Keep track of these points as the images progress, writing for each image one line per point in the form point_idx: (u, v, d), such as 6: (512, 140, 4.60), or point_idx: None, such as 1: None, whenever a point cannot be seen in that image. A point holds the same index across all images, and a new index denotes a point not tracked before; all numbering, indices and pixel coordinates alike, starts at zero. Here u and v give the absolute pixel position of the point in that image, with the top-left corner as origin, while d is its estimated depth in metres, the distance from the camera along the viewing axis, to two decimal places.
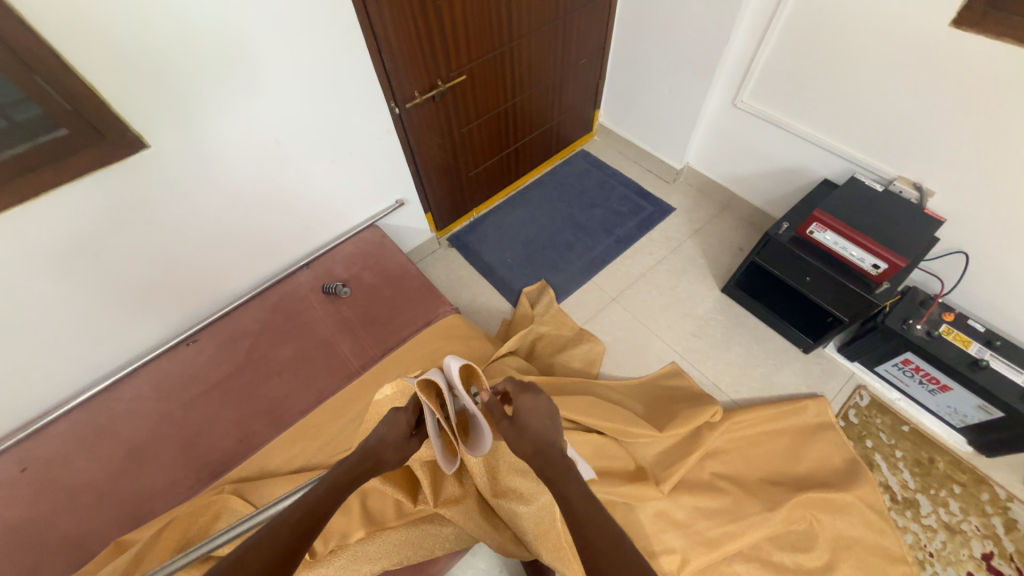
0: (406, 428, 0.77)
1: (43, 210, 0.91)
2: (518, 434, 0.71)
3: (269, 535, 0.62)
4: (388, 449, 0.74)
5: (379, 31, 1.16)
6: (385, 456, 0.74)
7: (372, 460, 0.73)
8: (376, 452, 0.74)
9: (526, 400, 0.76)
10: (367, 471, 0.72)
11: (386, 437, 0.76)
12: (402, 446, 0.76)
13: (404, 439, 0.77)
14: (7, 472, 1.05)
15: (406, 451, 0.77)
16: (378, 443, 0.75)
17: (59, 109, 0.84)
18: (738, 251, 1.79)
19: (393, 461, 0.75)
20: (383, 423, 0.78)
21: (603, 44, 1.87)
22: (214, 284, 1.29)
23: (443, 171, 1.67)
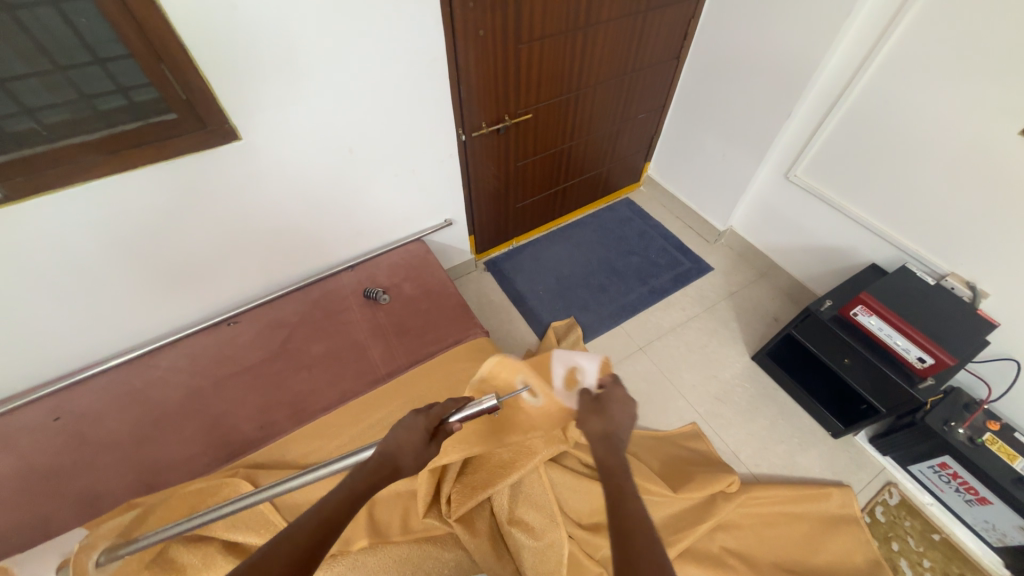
0: (424, 437, 0.70)
1: (134, 181, 0.99)
2: (596, 413, 0.72)
3: (283, 545, 0.56)
4: (405, 455, 0.68)
5: (462, 66, 1.25)
6: (403, 461, 0.68)
7: (390, 469, 0.67)
8: (393, 459, 0.68)
9: (619, 394, 0.75)
10: (384, 480, 0.66)
11: (404, 442, 0.69)
12: (422, 452, 0.70)
13: (423, 445, 0.70)
14: (41, 419, 1.10)
15: (424, 457, 0.70)
16: (395, 449, 0.68)
17: (174, 97, 0.93)
18: (773, 320, 1.76)
19: (411, 469, 0.69)
20: (401, 427, 0.71)
21: (662, 102, 1.94)
22: (264, 272, 1.35)
23: (494, 198, 1.73)
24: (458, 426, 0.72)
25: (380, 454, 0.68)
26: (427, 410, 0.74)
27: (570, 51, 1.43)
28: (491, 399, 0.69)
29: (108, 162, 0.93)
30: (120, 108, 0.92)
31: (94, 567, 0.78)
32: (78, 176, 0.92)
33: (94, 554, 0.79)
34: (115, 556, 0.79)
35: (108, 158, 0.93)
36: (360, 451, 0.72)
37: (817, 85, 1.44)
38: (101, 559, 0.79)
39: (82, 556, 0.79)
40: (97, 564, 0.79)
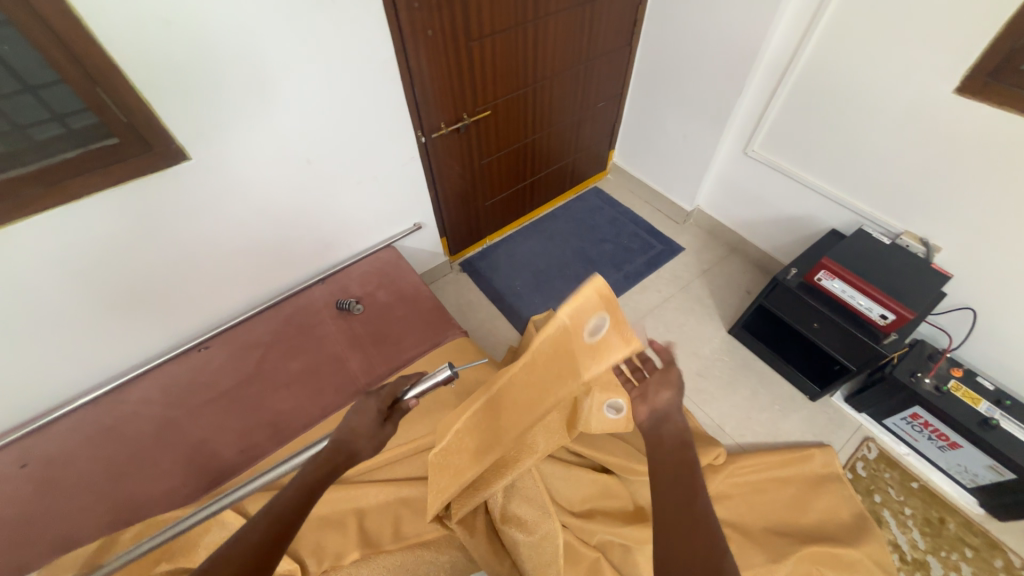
0: (376, 418, 0.71)
1: (82, 212, 0.95)
2: (665, 387, 0.66)
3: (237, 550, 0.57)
4: (360, 439, 0.69)
5: (414, 67, 1.24)
6: (358, 445, 0.69)
7: (344, 454, 0.68)
8: (348, 444, 0.69)
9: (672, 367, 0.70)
10: (340, 466, 0.68)
11: (357, 426, 0.70)
12: (377, 433, 0.71)
13: (376, 426, 0.71)
14: (7, 467, 1.05)
15: (379, 439, 0.71)
16: (350, 434, 0.70)
17: (114, 120, 0.90)
18: (746, 293, 1.81)
19: (368, 451, 0.70)
20: (352, 413, 0.72)
21: (620, 89, 1.96)
22: (231, 293, 1.32)
23: (462, 199, 1.72)
24: (413, 402, 0.73)
25: (334, 442, 0.69)
26: (378, 391, 0.75)
27: (521, 45, 1.44)
28: (444, 369, 0.69)
29: (51, 193, 0.90)
30: (59, 136, 0.89)
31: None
32: (19, 212, 0.88)
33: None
34: None
35: (51, 189, 0.90)
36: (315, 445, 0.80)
37: (764, 60, 1.47)
38: None
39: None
40: None
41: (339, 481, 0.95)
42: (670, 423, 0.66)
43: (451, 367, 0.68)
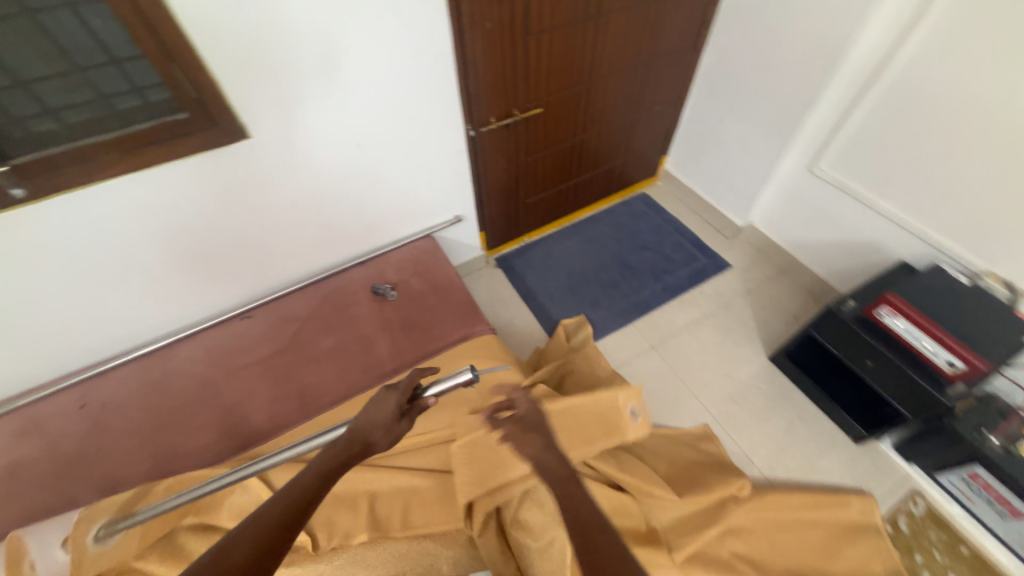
0: (395, 413, 0.70)
1: (150, 179, 1.02)
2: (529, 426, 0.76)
3: (253, 529, 0.58)
4: (376, 430, 0.69)
5: (470, 60, 1.24)
6: (374, 436, 0.69)
7: (360, 444, 0.68)
8: (364, 434, 0.69)
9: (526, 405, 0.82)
10: (355, 455, 0.68)
11: (374, 418, 0.70)
12: (393, 427, 0.70)
13: (394, 420, 0.71)
14: (68, 406, 1.15)
15: (395, 433, 0.70)
16: (366, 424, 0.70)
17: (185, 95, 0.95)
18: (793, 319, 1.70)
19: (384, 444, 0.70)
20: (371, 404, 0.72)
21: (680, 92, 1.87)
22: (275, 267, 1.37)
23: (505, 194, 1.72)
24: (432, 401, 0.73)
25: (351, 432, 0.69)
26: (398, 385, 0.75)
27: (580, 42, 1.40)
28: (465, 371, 0.70)
29: (126, 161, 0.96)
30: (136, 107, 0.94)
31: (94, 541, 0.87)
32: (96, 176, 0.95)
33: (94, 528, 0.88)
34: (113, 530, 0.87)
35: (125, 157, 0.96)
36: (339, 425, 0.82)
37: (846, 69, 1.35)
38: (100, 533, 0.87)
39: (81, 527, 0.88)
40: (97, 536, 0.88)
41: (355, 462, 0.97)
42: (551, 459, 0.71)
43: (472, 369, 0.69)
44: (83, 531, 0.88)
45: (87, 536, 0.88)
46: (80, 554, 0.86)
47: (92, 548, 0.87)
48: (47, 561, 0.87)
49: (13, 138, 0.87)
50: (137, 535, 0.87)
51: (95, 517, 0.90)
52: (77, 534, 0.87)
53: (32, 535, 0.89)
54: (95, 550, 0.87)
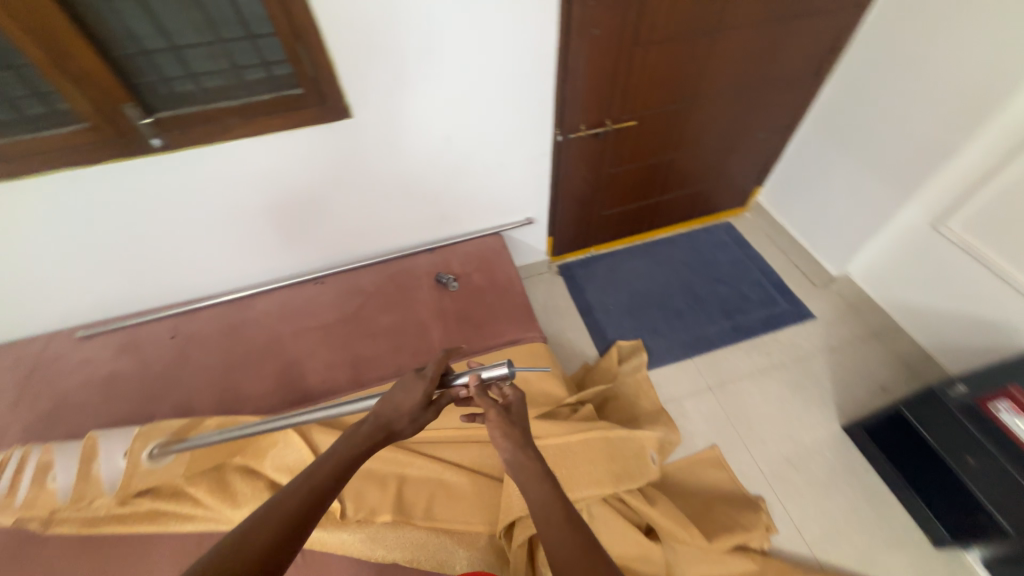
0: (421, 403, 0.67)
1: (261, 145, 1.11)
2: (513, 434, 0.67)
3: (278, 509, 0.55)
4: (401, 419, 0.67)
5: (570, 65, 1.22)
6: (398, 424, 0.67)
7: (385, 432, 0.66)
8: (390, 422, 0.67)
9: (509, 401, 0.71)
10: (380, 443, 0.66)
11: (400, 405, 0.68)
12: (418, 417, 0.69)
13: (419, 410, 0.68)
14: (162, 334, 1.29)
15: (420, 422, 0.69)
16: (392, 410, 0.67)
17: (304, 74, 1.02)
18: (880, 391, 1.50)
19: (408, 432, 0.68)
20: (399, 390, 0.69)
21: (790, 122, 1.72)
22: (352, 242, 1.45)
23: (580, 203, 1.68)
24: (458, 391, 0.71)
25: (378, 417, 0.67)
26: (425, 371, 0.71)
27: (689, 58, 1.33)
28: (501, 366, 0.68)
29: (244, 126, 1.05)
30: (260, 80, 1.03)
31: (147, 457, 0.94)
32: (218, 136, 1.05)
33: (146, 448, 0.94)
34: (165, 451, 0.93)
35: (245, 122, 1.05)
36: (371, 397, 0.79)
37: (1003, 120, 1.17)
38: (152, 453, 0.94)
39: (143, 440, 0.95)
40: (150, 455, 0.94)
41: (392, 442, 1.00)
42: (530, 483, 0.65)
43: (509, 364, 0.67)
44: (140, 447, 0.94)
45: (139, 453, 0.94)
46: (134, 465, 0.93)
47: (144, 463, 0.93)
48: (111, 466, 0.93)
49: (159, 96, 0.99)
50: (186, 460, 0.94)
51: (153, 437, 0.96)
52: (137, 449, 0.93)
53: (105, 438, 0.96)
54: (149, 467, 0.94)
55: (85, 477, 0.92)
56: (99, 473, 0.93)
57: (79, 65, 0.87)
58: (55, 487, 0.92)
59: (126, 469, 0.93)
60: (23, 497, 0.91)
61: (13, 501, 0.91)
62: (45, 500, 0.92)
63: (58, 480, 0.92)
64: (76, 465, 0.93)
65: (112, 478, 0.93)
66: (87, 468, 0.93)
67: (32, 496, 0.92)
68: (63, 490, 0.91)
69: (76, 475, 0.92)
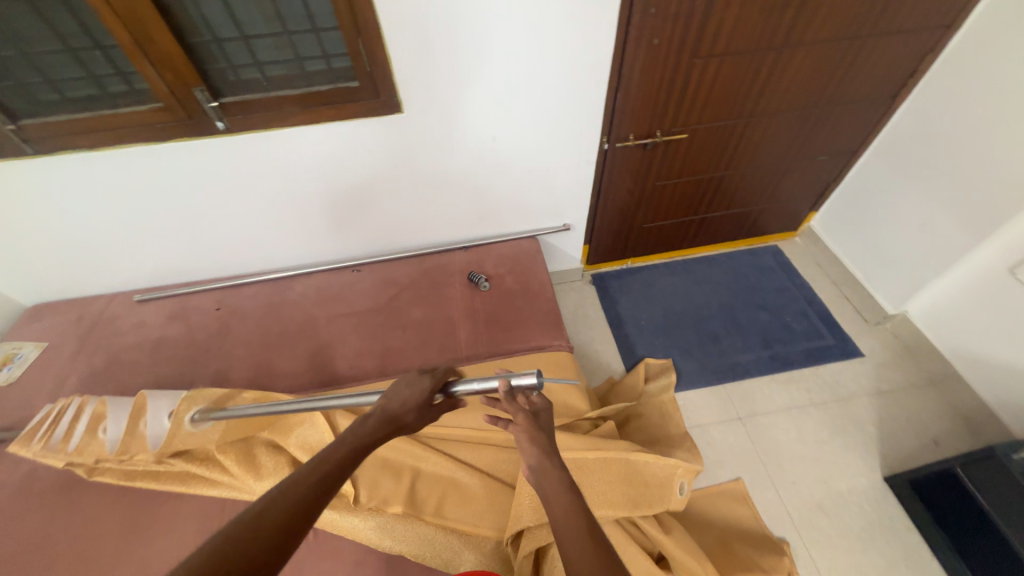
0: (427, 397, 0.70)
1: (314, 134, 1.15)
2: (538, 436, 0.67)
3: (283, 497, 0.54)
4: (407, 414, 0.69)
5: (625, 73, 1.20)
6: (404, 420, 0.69)
7: (390, 427, 0.67)
8: (395, 417, 0.68)
9: (543, 415, 0.70)
10: (384, 438, 0.67)
11: (406, 401, 0.69)
12: (422, 414, 0.71)
13: (424, 404, 0.70)
14: (208, 305, 1.37)
15: (424, 419, 0.71)
16: (397, 406, 0.68)
17: (361, 68, 1.05)
18: (931, 443, 1.38)
19: (410, 428, 0.70)
20: (405, 386, 0.71)
21: (856, 146, 1.61)
22: (390, 234, 1.47)
23: (621, 214, 1.64)
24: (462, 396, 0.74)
25: (383, 412, 0.67)
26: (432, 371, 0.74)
27: (750, 73, 1.28)
28: (530, 375, 0.68)
29: (301, 114, 1.10)
30: (320, 71, 1.07)
31: (189, 422, 0.99)
32: (276, 122, 1.10)
33: (190, 411, 1.00)
34: (206, 417, 0.98)
35: (302, 111, 1.09)
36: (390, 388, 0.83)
37: None
38: (195, 417, 0.99)
39: (187, 405, 1.00)
40: (193, 419, 0.99)
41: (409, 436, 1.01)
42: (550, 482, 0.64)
43: (539, 374, 0.67)
44: (185, 409, 0.99)
45: (183, 416, 0.99)
46: (176, 427, 0.97)
47: (186, 428, 0.98)
48: (156, 425, 0.98)
49: (227, 81, 1.04)
50: (221, 429, 0.98)
51: (197, 402, 1.02)
52: (180, 412, 0.99)
53: (154, 398, 1.01)
54: (189, 431, 0.99)
55: (132, 432, 0.97)
56: (144, 431, 0.97)
57: (159, 48, 0.93)
58: (104, 438, 0.97)
59: (168, 430, 0.97)
60: (76, 443, 0.98)
61: (66, 446, 0.98)
62: (94, 449, 0.98)
63: (108, 432, 0.97)
64: (125, 420, 0.98)
65: (156, 436, 0.97)
66: (134, 424, 0.97)
67: (84, 444, 0.98)
68: (111, 441, 0.96)
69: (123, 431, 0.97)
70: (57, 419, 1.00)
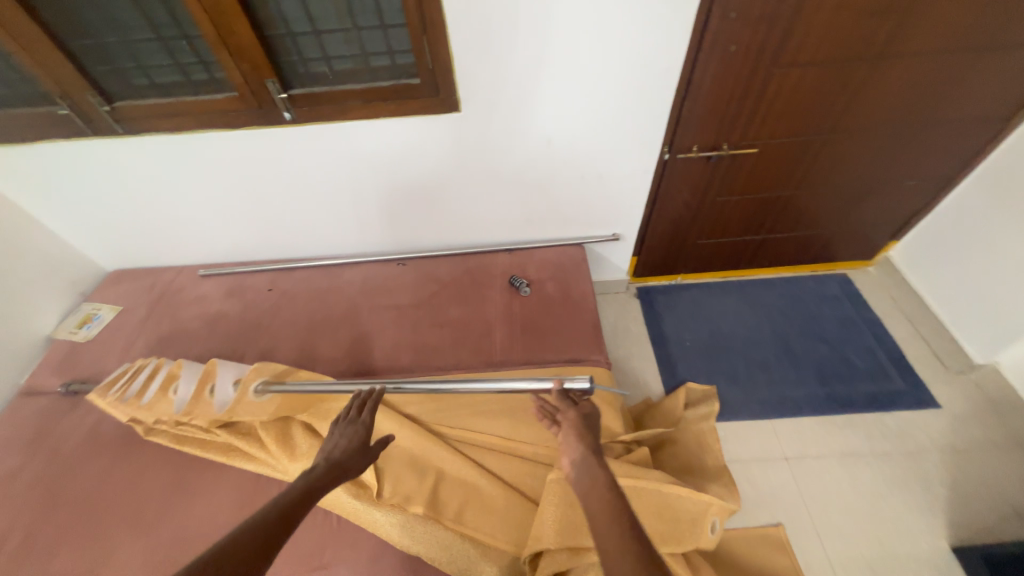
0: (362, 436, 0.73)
1: (373, 129, 1.17)
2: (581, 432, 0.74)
3: (238, 542, 0.52)
4: (349, 457, 0.70)
5: (695, 81, 1.13)
6: (349, 462, 0.70)
7: (338, 470, 0.68)
8: (341, 461, 0.69)
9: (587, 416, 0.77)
10: (335, 479, 0.67)
11: (345, 446, 0.71)
12: (364, 453, 0.73)
13: (361, 444, 0.73)
14: (262, 285, 1.43)
15: (367, 459, 0.73)
16: (339, 452, 0.70)
17: (424, 65, 1.06)
18: (1015, 516, 1.21)
19: (358, 469, 0.71)
20: (339, 434, 0.73)
21: (953, 171, 1.44)
22: (436, 231, 1.48)
23: (676, 228, 1.56)
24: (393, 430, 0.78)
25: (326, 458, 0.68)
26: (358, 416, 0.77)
27: (836, 86, 1.17)
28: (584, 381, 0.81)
29: (362, 108, 1.11)
30: (384, 67, 1.08)
31: (252, 392, 1.06)
32: (337, 114, 1.13)
33: (256, 382, 1.07)
34: (269, 389, 1.05)
35: (363, 105, 1.11)
36: (432, 383, 0.91)
37: None
38: (258, 388, 1.06)
39: (253, 376, 1.08)
40: (256, 390, 1.06)
41: (436, 436, 1.00)
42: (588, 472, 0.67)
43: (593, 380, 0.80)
44: (252, 378, 1.07)
45: (250, 384, 1.06)
46: (241, 395, 1.05)
47: (251, 396, 1.05)
48: (222, 393, 1.06)
49: (296, 72, 1.08)
50: (276, 401, 1.04)
51: (262, 373, 1.10)
52: (248, 380, 1.07)
53: (223, 366, 1.10)
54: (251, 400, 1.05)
55: (199, 396, 1.06)
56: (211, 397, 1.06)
57: (238, 40, 0.97)
58: (173, 398, 1.06)
59: (234, 396, 1.05)
60: (148, 398, 1.06)
61: (139, 400, 1.07)
62: (162, 408, 1.06)
63: (179, 392, 1.06)
64: (196, 383, 1.07)
65: (220, 402, 1.05)
66: (203, 389, 1.06)
67: (155, 401, 1.07)
68: (180, 401, 1.05)
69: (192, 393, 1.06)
70: (137, 374, 1.11)
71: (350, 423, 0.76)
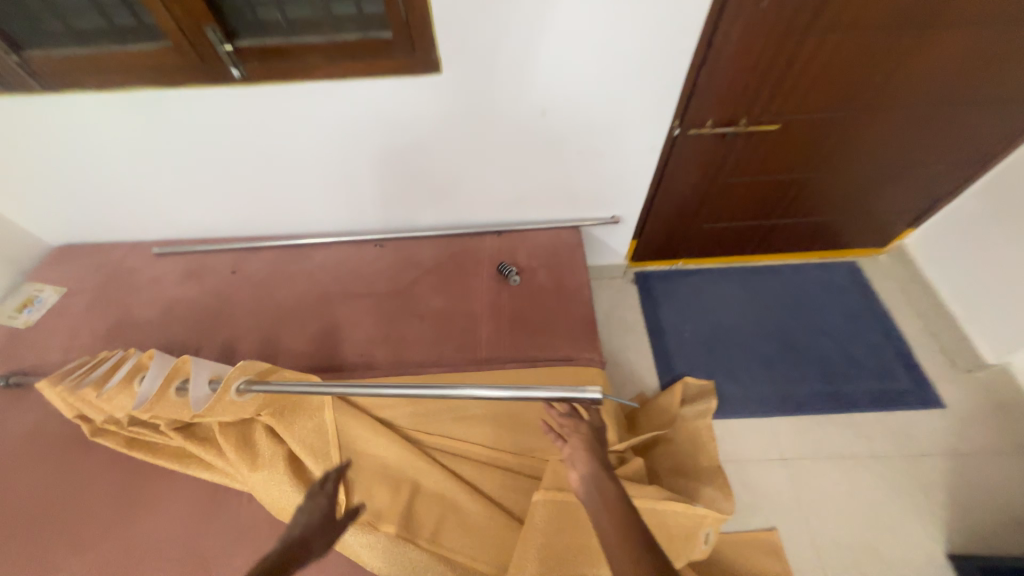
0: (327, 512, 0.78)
1: (340, 93, 1.01)
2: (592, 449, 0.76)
3: None
4: (314, 535, 0.74)
5: (716, 45, 0.98)
6: (312, 541, 0.74)
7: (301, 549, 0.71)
8: (305, 540, 0.73)
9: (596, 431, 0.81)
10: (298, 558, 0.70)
11: (309, 522, 0.76)
12: (327, 531, 0.77)
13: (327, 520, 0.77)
14: (224, 267, 1.30)
15: (330, 537, 0.76)
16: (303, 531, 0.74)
17: (396, 15, 0.89)
18: (1012, 523, 1.18)
19: (321, 547, 0.74)
20: (302, 511, 0.78)
21: (987, 154, 1.31)
22: (417, 210, 1.33)
23: (681, 211, 1.43)
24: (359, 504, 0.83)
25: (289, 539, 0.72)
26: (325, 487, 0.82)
27: (875, 55, 1.02)
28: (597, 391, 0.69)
29: (324, 66, 0.95)
30: (349, 17, 0.92)
31: (234, 393, 0.88)
32: (295, 73, 0.96)
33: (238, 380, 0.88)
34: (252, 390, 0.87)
35: (326, 63, 0.95)
36: (410, 390, 0.80)
37: None
38: (241, 388, 0.88)
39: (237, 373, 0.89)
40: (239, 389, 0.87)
41: (414, 445, 0.91)
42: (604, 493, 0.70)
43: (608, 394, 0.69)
44: (234, 377, 0.88)
45: (232, 383, 0.87)
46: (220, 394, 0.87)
47: (233, 396, 0.87)
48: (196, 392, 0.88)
49: (244, 20, 0.91)
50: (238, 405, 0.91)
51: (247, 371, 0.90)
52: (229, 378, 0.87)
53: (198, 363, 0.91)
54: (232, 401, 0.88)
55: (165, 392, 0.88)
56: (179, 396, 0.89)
57: None
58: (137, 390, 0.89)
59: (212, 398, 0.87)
60: (106, 390, 0.89)
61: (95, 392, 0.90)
62: (121, 402, 0.90)
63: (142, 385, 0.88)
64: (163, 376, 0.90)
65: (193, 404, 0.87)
66: (171, 384, 0.89)
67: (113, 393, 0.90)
68: (142, 396, 0.86)
69: (157, 389, 0.88)
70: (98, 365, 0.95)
71: (316, 496, 0.80)
